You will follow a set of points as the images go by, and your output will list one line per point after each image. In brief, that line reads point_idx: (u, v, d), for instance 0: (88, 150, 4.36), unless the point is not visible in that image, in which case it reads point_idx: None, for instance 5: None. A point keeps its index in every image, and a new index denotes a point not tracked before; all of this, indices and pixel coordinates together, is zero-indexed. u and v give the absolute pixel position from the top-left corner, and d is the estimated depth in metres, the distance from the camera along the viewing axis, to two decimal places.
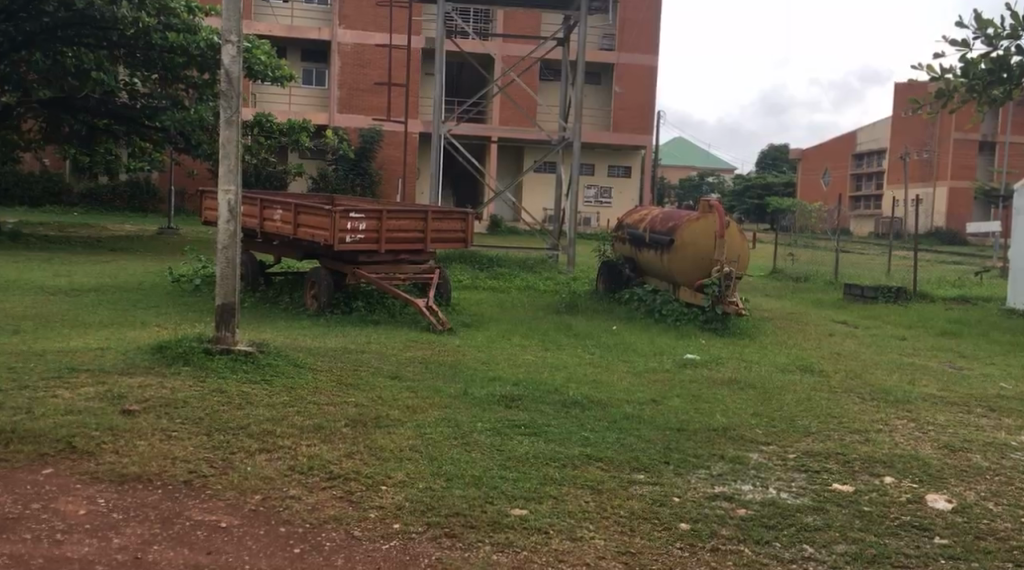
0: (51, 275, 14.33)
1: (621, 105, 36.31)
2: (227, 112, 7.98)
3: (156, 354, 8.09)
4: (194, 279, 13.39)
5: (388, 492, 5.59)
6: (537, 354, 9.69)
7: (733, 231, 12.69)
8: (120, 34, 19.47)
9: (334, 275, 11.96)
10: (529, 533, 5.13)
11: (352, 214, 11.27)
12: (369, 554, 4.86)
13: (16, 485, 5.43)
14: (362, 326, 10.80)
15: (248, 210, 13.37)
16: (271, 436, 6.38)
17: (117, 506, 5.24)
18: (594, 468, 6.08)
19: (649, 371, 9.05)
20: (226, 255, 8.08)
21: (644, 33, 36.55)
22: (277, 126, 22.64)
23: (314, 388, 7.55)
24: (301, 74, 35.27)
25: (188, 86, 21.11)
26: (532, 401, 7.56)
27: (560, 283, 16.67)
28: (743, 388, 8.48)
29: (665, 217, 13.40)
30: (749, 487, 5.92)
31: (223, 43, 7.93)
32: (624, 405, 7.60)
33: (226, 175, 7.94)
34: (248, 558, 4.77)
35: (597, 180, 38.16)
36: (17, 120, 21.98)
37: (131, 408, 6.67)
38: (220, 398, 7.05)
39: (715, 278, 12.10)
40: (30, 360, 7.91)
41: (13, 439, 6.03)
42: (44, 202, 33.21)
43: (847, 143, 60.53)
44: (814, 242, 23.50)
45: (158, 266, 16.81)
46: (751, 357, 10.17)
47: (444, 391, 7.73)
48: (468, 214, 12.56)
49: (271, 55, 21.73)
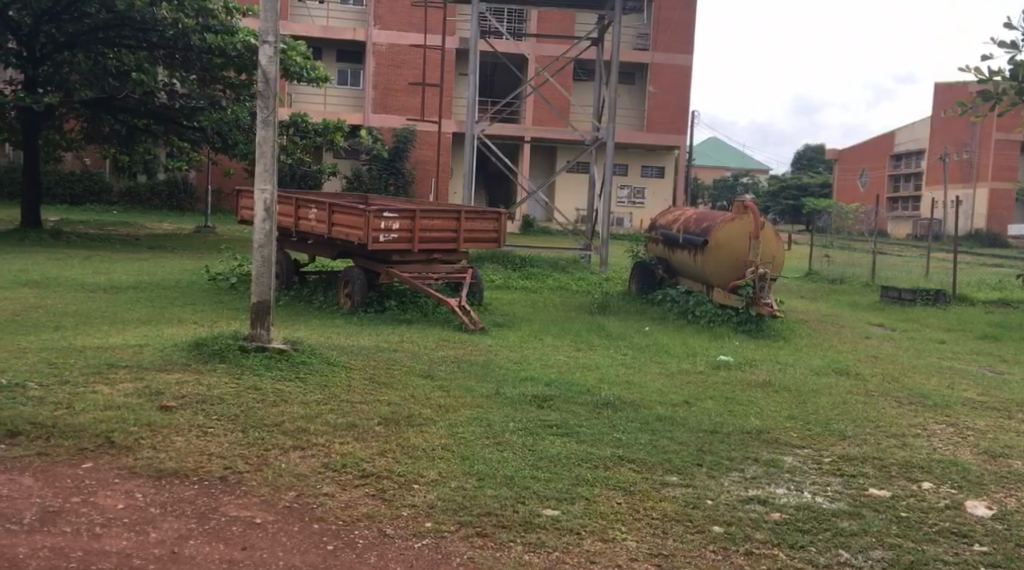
0: (90, 272, 14.57)
1: (656, 104, 36.16)
2: (264, 112, 8.03)
3: (195, 350, 8.19)
4: (231, 278, 13.56)
5: (420, 490, 5.61)
6: (569, 354, 9.71)
7: (768, 233, 12.56)
8: (160, 36, 19.85)
9: (368, 275, 12.05)
10: (561, 533, 5.13)
11: (386, 213, 11.33)
12: (402, 552, 4.88)
13: (56, 478, 5.52)
14: (395, 325, 10.87)
15: (284, 210, 13.43)
16: (305, 434, 6.44)
17: (156, 500, 5.31)
18: (626, 469, 6.07)
19: (683, 373, 9.02)
20: (262, 253, 8.15)
21: (679, 32, 36.33)
22: (312, 126, 22.79)
23: (348, 386, 7.61)
24: (337, 75, 35.59)
25: (226, 86, 21.15)
26: (564, 400, 7.56)
27: (594, 283, 16.75)
28: (777, 390, 8.41)
29: (700, 218, 13.25)
30: (783, 490, 5.87)
31: (260, 43, 7.98)
32: (656, 407, 7.58)
33: (263, 174, 8.00)
34: (282, 555, 4.81)
35: (631, 180, 38.02)
36: (60, 120, 22.35)
37: (168, 404, 6.76)
38: (255, 395, 7.12)
39: (749, 279, 12.02)
40: (71, 356, 8.05)
41: (55, 433, 6.13)
42: (86, 200, 33.85)
43: (885, 142, 59.63)
44: (850, 245, 23.25)
45: (195, 264, 16.95)
46: (787, 359, 10.08)
47: (477, 389, 7.76)
48: (501, 214, 12.56)
49: (307, 56, 21.85)
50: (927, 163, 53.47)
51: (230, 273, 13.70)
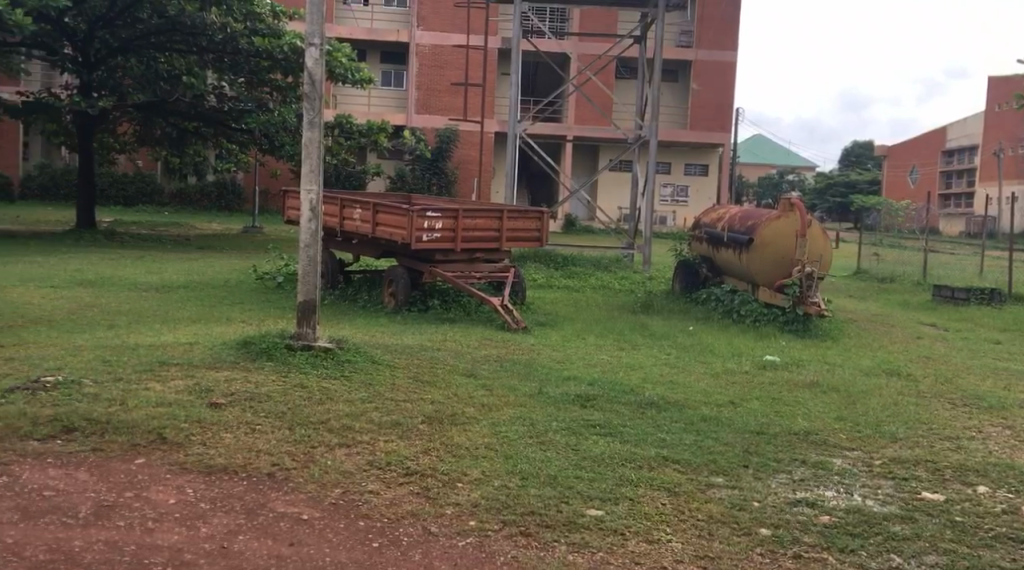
0: (142, 272, 14.82)
1: (700, 102, 35.88)
2: (310, 114, 8.11)
3: (243, 348, 8.30)
4: (277, 277, 13.71)
5: (464, 489, 5.62)
6: (614, 354, 9.67)
7: (815, 231, 12.39)
8: (209, 40, 20.18)
9: (412, 274, 12.11)
10: (605, 534, 5.10)
11: (429, 212, 11.38)
12: (447, 550, 4.90)
13: (111, 474, 5.62)
14: (438, 324, 10.90)
15: (329, 210, 13.55)
16: (350, 431, 6.48)
17: (206, 496, 5.39)
18: (671, 470, 6.02)
19: (729, 373, 8.93)
20: (308, 253, 8.23)
21: (723, 29, 36.00)
22: (356, 127, 22.97)
23: (393, 385, 7.65)
24: (380, 76, 35.81)
25: (273, 88, 21.34)
26: (608, 400, 7.53)
27: (637, 281, 16.66)
28: (826, 391, 8.30)
29: (745, 217, 13.12)
30: (833, 493, 5.79)
31: (307, 45, 8.05)
32: (701, 407, 7.52)
33: (308, 175, 8.07)
34: (329, 551, 4.85)
35: (674, 179, 37.78)
36: (113, 123, 22.78)
37: (217, 401, 6.86)
38: (301, 392, 7.19)
39: (795, 278, 11.88)
40: (124, 354, 8.20)
41: (109, 429, 6.25)
42: (138, 202, 34.49)
43: (936, 138, 58.44)
44: (900, 244, 22.87)
45: (243, 264, 17.16)
46: (835, 359, 9.94)
47: (521, 389, 7.76)
48: (544, 213, 12.54)
49: (352, 58, 22.01)
50: (981, 159, 52.46)
51: (276, 272, 13.86)
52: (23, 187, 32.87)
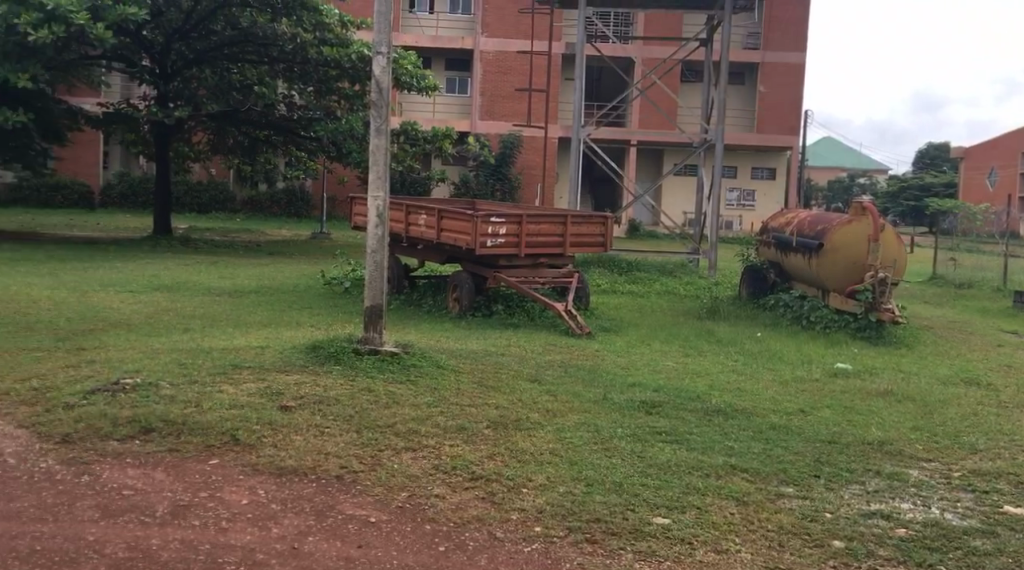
0: (216, 277, 15.16)
1: (767, 104, 35.37)
2: (377, 121, 8.20)
3: (312, 352, 8.43)
4: (345, 282, 13.89)
5: (529, 494, 5.61)
6: (680, 360, 9.57)
7: (888, 235, 12.09)
8: (279, 50, 20.60)
9: (476, 279, 12.16)
10: (672, 543, 5.04)
11: (493, 218, 11.42)
12: (512, 556, 4.89)
13: (186, 474, 5.75)
14: (502, 329, 10.92)
15: (395, 215, 13.69)
16: (416, 435, 6.53)
17: (277, 497, 5.48)
18: (739, 479, 5.92)
19: (798, 380, 8.76)
20: (375, 259, 8.32)
21: (792, 30, 35.44)
22: (421, 133, 23.17)
23: (458, 390, 7.68)
24: (445, 83, 36.09)
25: (340, 96, 21.61)
26: (674, 407, 7.44)
27: (703, 287, 16.46)
28: (900, 400, 8.08)
29: (815, 221, 12.86)
30: (909, 505, 5.63)
31: (374, 54, 8.15)
32: (770, 415, 7.39)
33: (375, 182, 8.16)
34: (396, 554, 4.88)
35: (741, 183, 37.30)
36: (188, 132, 23.38)
37: (287, 404, 6.97)
38: (368, 396, 7.27)
39: (868, 284, 11.62)
40: (199, 357, 8.40)
41: (184, 430, 6.39)
42: (211, 209, 35.34)
43: (1016, 139, 56.55)
44: (979, 248, 22.17)
45: (312, 269, 17.41)
46: (910, 367, 9.68)
47: (585, 395, 7.72)
48: (608, 218, 12.48)
49: (418, 65, 22.20)
50: None
51: (343, 277, 14.05)
52: (103, 195, 33.91)
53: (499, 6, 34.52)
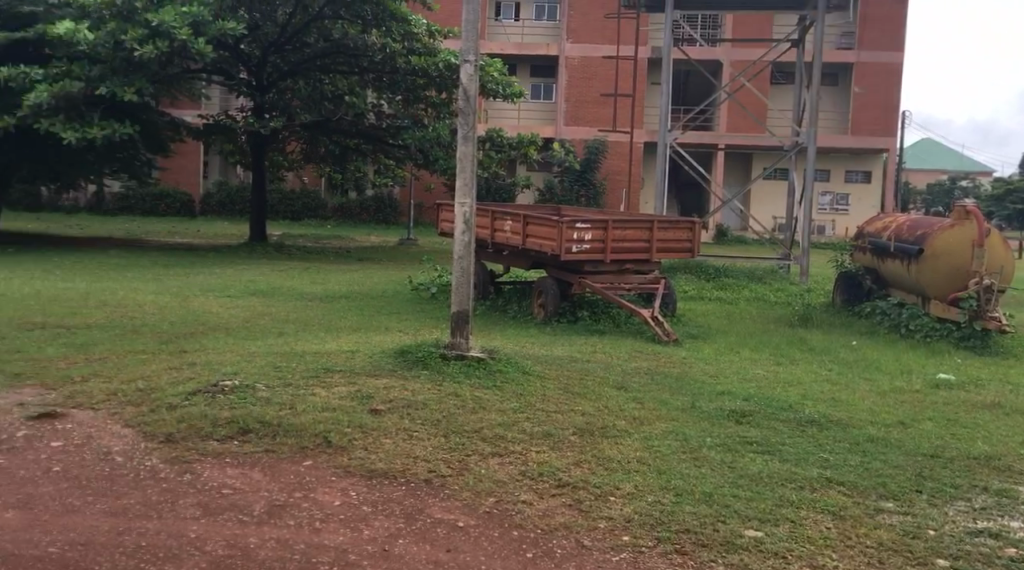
0: (309, 283, 15.50)
1: (861, 105, 34.40)
2: (464, 128, 8.24)
3: (400, 356, 8.51)
4: (431, 288, 14.01)
5: (617, 503, 5.54)
6: (772, 369, 9.34)
7: (994, 239, 11.59)
8: (369, 60, 20.98)
9: (561, 285, 12.13)
10: (765, 556, 4.90)
11: (579, 224, 11.37)
12: (600, 564, 4.83)
13: (281, 474, 5.87)
14: (587, 336, 10.85)
15: (481, 221, 13.76)
16: (502, 441, 6.52)
17: (367, 499, 5.53)
18: (835, 492, 5.73)
19: (898, 391, 8.45)
20: (462, 264, 8.36)
21: (888, 28, 34.39)
22: (507, 139, 23.25)
23: (544, 396, 7.64)
24: (530, 89, 36.20)
25: (428, 104, 21.82)
26: (765, 417, 7.26)
27: (795, 293, 16.07)
28: (1008, 413, 7.71)
29: (914, 225, 12.41)
30: (1018, 524, 5.35)
31: (461, 62, 8.20)
32: (868, 426, 7.14)
33: (463, 188, 8.20)
34: (484, 559, 4.87)
35: (833, 187, 36.35)
36: (282, 142, 24.00)
37: (377, 408, 7.05)
38: (455, 401, 7.30)
39: (972, 292, 11.17)
40: (293, 360, 8.57)
41: (280, 431, 6.52)
42: (304, 216, 36.22)
43: None
44: None
45: (400, 275, 17.63)
46: (1018, 378, 9.24)
47: (673, 403, 7.59)
48: (695, 223, 12.29)
49: (504, 72, 22.29)
50: None
51: (431, 283, 14.18)
52: (202, 203, 35.08)
53: (585, 12, 34.48)
